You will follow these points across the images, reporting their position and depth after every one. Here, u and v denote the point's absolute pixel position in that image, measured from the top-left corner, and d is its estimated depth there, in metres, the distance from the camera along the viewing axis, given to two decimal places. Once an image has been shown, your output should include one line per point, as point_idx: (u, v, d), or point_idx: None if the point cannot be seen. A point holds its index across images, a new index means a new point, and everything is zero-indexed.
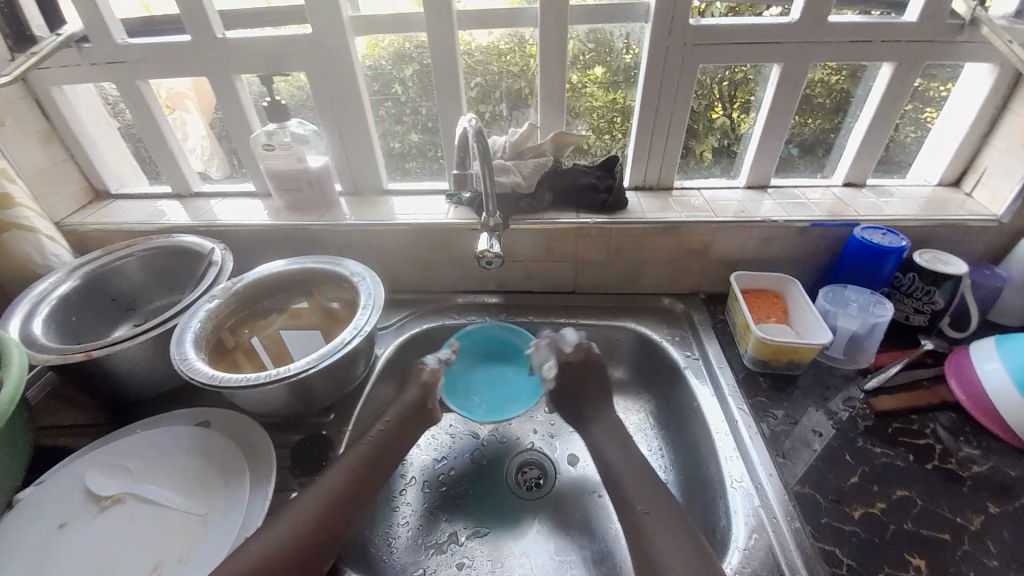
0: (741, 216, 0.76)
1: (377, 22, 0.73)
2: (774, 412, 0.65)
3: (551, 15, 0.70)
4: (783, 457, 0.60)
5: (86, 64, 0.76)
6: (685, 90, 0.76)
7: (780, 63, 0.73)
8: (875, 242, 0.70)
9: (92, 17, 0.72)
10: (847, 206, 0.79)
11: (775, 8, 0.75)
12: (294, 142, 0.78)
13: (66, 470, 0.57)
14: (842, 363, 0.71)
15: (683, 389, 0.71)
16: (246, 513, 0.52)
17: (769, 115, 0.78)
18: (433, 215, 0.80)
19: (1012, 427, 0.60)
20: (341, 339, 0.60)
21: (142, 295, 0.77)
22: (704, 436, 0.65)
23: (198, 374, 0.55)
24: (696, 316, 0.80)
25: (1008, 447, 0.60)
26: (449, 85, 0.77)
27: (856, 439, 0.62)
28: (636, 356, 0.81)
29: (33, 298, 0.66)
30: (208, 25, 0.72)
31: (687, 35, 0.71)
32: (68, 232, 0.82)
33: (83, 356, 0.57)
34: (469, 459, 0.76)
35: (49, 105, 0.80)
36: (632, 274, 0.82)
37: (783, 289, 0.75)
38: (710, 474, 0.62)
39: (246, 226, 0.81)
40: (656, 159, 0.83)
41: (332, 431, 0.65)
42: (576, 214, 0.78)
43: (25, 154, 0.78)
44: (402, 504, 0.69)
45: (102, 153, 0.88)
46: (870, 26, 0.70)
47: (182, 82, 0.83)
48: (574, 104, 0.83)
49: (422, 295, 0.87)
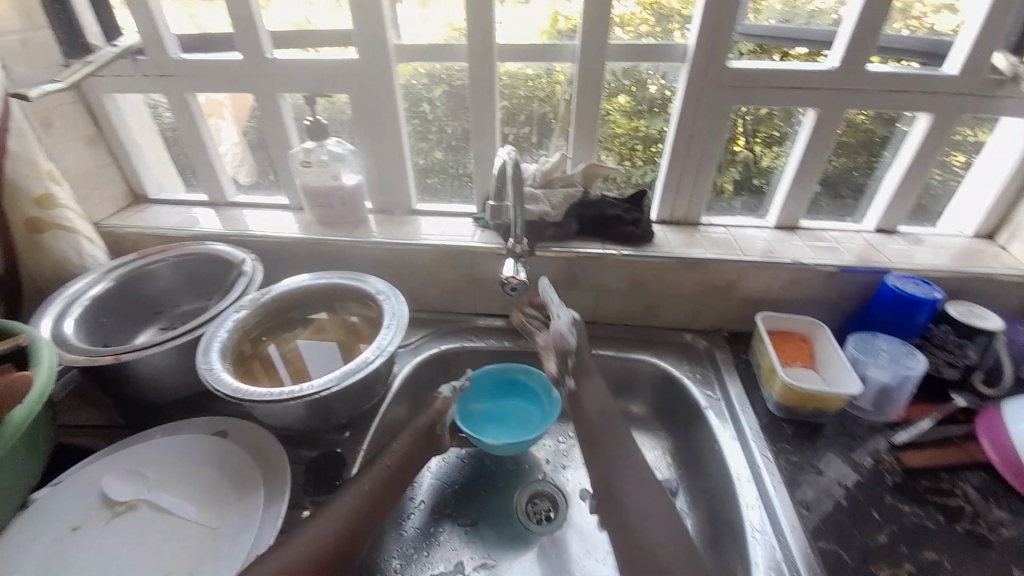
0: (768, 256, 0.75)
1: (420, 50, 0.76)
2: (797, 460, 0.63)
3: (590, 50, 0.72)
4: (808, 509, 0.58)
5: (138, 74, 0.80)
6: (720, 128, 0.76)
7: (815, 109, 0.74)
8: (908, 292, 0.69)
9: (152, 32, 0.76)
10: (877, 252, 0.78)
11: (802, 47, 0.75)
12: (331, 160, 0.81)
13: (84, 471, 0.57)
14: (871, 415, 0.69)
15: (704, 430, 0.69)
16: (259, 530, 0.52)
17: (801, 159, 0.78)
18: (460, 237, 0.81)
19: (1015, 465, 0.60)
20: (364, 359, 0.60)
21: (169, 299, 0.78)
22: (725, 481, 0.63)
23: (222, 386, 0.55)
24: (719, 355, 0.78)
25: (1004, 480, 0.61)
26: (485, 112, 0.78)
27: (883, 496, 0.60)
28: (656, 392, 0.79)
29: (68, 296, 0.67)
30: (259, 45, 0.75)
31: (723, 76, 0.72)
32: (106, 234, 0.85)
33: (111, 359, 0.57)
34: (478, 486, 0.74)
35: (99, 111, 0.83)
36: (654, 307, 0.81)
37: (810, 333, 0.73)
38: (730, 522, 0.60)
39: (277, 238, 0.82)
40: (684, 194, 0.83)
41: (348, 450, 0.64)
42: (602, 245, 0.78)
43: (72, 157, 0.81)
44: (408, 528, 0.68)
45: (144, 159, 0.91)
46: (907, 77, 0.71)
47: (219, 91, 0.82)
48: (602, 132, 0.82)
49: (442, 316, 0.87)
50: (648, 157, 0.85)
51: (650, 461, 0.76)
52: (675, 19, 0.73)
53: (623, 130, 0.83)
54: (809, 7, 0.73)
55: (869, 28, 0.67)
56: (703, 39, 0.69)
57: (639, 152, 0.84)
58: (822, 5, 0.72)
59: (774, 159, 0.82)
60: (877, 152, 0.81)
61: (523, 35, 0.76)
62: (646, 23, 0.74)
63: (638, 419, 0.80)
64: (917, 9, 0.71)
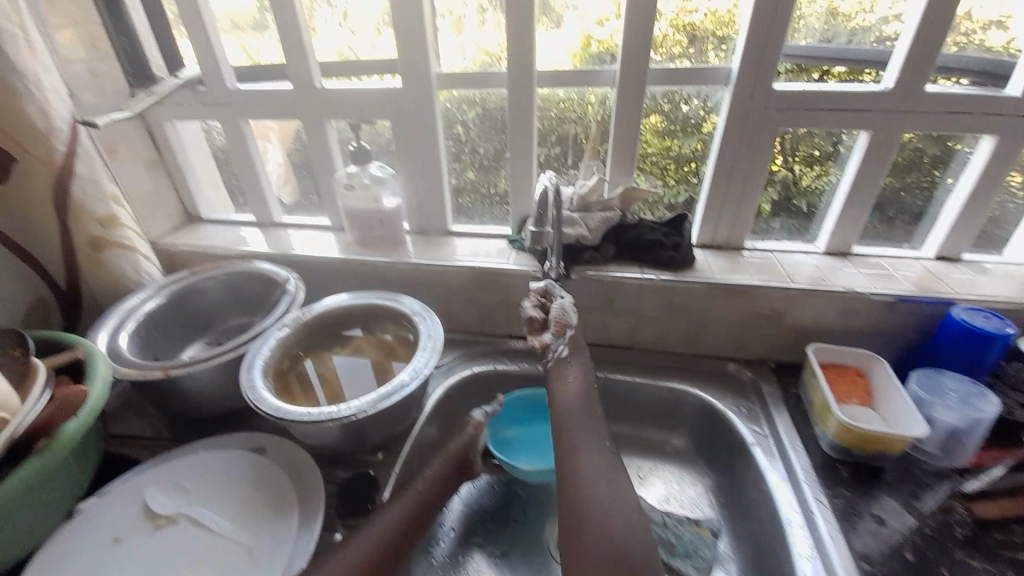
0: (818, 284, 0.71)
1: (461, 77, 0.78)
2: (855, 506, 0.59)
3: (631, 75, 0.72)
4: (868, 561, 0.53)
5: (197, 103, 0.84)
6: (765, 152, 0.74)
7: (869, 131, 0.71)
8: (977, 326, 0.64)
9: (211, 63, 0.81)
10: (939, 281, 0.73)
11: (843, 66, 0.72)
12: (372, 184, 0.83)
13: (128, 483, 0.59)
14: (938, 460, 0.63)
15: (750, 468, 0.65)
16: (291, 553, 0.52)
17: (853, 184, 0.74)
18: (495, 260, 0.81)
19: None
20: (400, 381, 0.60)
21: (216, 315, 0.81)
22: (774, 525, 0.59)
23: (263, 405, 0.56)
24: (765, 387, 0.74)
25: None
26: (523, 136, 0.79)
27: (953, 550, 0.55)
28: (697, 424, 0.76)
29: (124, 311, 0.71)
30: (309, 74, 0.79)
31: (769, 99, 0.70)
32: (161, 251, 0.89)
33: (162, 373, 0.60)
34: (509, 515, 0.72)
35: (160, 137, 0.89)
36: (695, 335, 0.78)
37: (866, 368, 0.69)
38: (782, 571, 0.56)
39: (318, 257, 0.85)
40: (727, 218, 0.80)
41: (381, 472, 0.64)
42: (640, 269, 0.76)
43: (134, 179, 0.86)
44: (437, 556, 0.66)
45: (199, 182, 0.96)
46: (970, 98, 0.67)
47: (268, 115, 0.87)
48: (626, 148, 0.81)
49: (476, 337, 0.87)
50: (679, 177, 0.83)
51: (689, 499, 0.72)
52: (707, 41, 0.72)
53: (654, 149, 0.81)
54: (851, 24, 0.70)
55: (927, 49, 0.64)
56: (748, 62, 0.68)
57: (670, 172, 0.83)
58: (866, 20, 0.69)
59: (815, 179, 0.79)
60: (928, 170, 0.76)
61: (556, 60, 0.76)
62: (679, 45, 0.73)
63: (676, 453, 0.77)
64: (966, 26, 0.66)
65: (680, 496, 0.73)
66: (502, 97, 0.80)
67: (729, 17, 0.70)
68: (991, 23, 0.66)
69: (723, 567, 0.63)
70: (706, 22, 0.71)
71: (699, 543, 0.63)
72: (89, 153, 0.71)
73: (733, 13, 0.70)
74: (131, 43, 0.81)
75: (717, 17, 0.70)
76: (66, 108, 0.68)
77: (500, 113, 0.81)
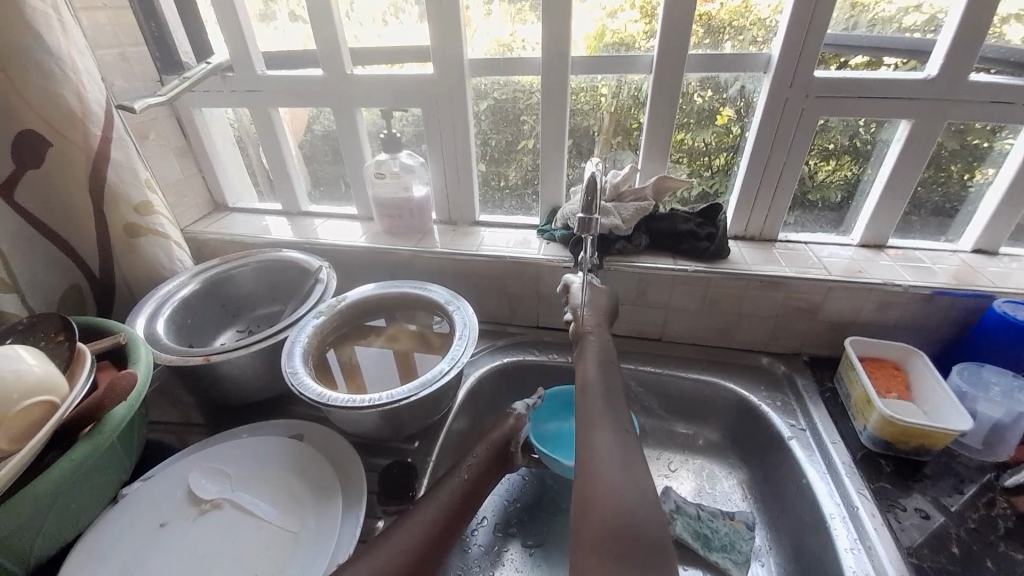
0: (855, 276, 0.71)
1: (492, 65, 0.77)
2: (899, 500, 0.58)
3: (668, 62, 0.70)
4: (916, 556, 0.53)
5: (227, 90, 0.84)
6: (800, 143, 0.73)
7: (910, 121, 0.69)
8: (1022, 319, 0.63)
9: (240, 51, 0.80)
10: (978, 274, 0.72)
11: (861, 56, 0.70)
12: (402, 172, 0.84)
13: (173, 469, 0.59)
14: (978, 454, 0.63)
15: (788, 462, 0.65)
16: (337, 539, 0.52)
17: (890, 175, 0.73)
18: (526, 250, 0.81)
19: None
20: (439, 370, 0.60)
21: (248, 302, 0.81)
22: (814, 519, 0.59)
23: (307, 390, 0.56)
24: (800, 380, 0.74)
25: None
26: (554, 126, 0.78)
27: (998, 543, 0.54)
28: (731, 418, 0.75)
29: (160, 298, 0.71)
30: (340, 61, 0.78)
31: (809, 88, 0.69)
32: (191, 239, 0.90)
33: (202, 360, 0.60)
34: (542, 505, 0.72)
35: (188, 126, 0.89)
36: (727, 327, 0.78)
37: (904, 361, 0.68)
38: (826, 564, 0.55)
39: (346, 246, 0.85)
40: (760, 209, 0.79)
41: (418, 459, 0.64)
42: (673, 260, 0.76)
43: (164, 167, 0.86)
44: (473, 545, 0.67)
45: (226, 171, 0.96)
46: (1014, 87, 0.65)
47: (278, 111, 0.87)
48: (637, 140, 0.81)
49: (504, 328, 0.87)
50: (694, 170, 0.83)
51: (723, 492, 0.72)
52: (724, 30, 0.71)
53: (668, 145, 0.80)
54: (874, 14, 0.67)
55: (972, 35, 0.63)
56: (787, 50, 0.67)
57: (686, 166, 0.82)
58: (886, 12, 0.67)
59: (832, 172, 0.78)
60: (946, 166, 0.74)
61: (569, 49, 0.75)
62: (694, 35, 0.71)
63: (709, 446, 0.77)
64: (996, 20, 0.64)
65: (713, 489, 0.73)
66: (515, 86, 0.79)
67: (744, 7, 0.69)
68: (1010, 16, 0.64)
69: (759, 560, 0.63)
70: (723, 12, 0.70)
71: (735, 536, 0.64)
72: (122, 138, 0.70)
73: (749, 3, 0.68)
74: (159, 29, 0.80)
75: (732, 9, 0.69)
76: (101, 93, 0.68)
77: (511, 104, 0.81)
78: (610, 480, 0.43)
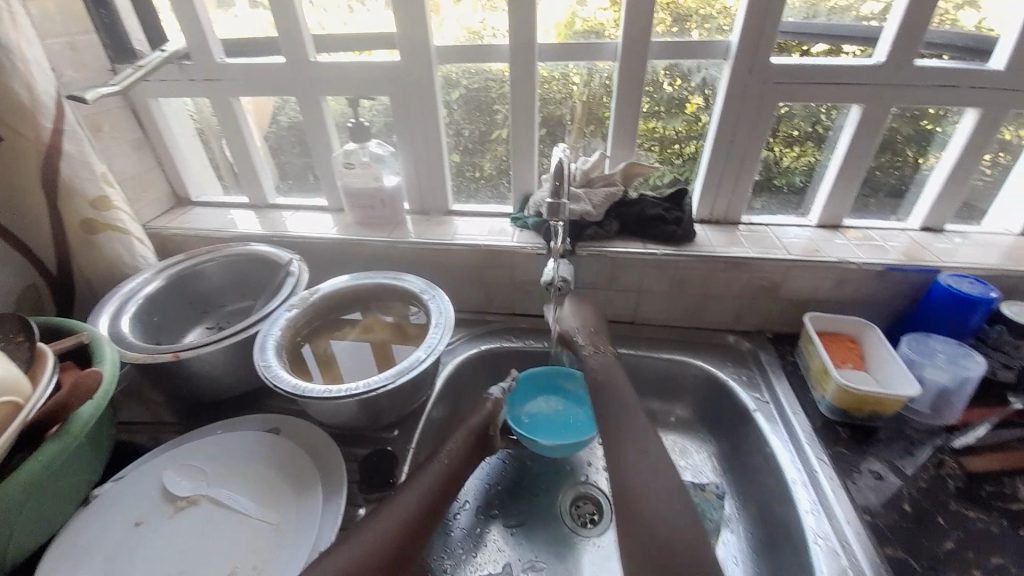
0: (814, 256, 0.74)
1: (459, 52, 0.76)
2: (856, 464, 0.62)
3: (633, 49, 0.72)
4: (870, 514, 0.57)
5: (185, 79, 0.81)
6: (760, 128, 0.75)
7: (861, 105, 0.72)
8: (964, 292, 0.67)
9: (198, 38, 0.78)
10: (925, 250, 0.76)
11: (822, 44, 0.73)
12: (372, 162, 0.82)
13: (145, 468, 0.58)
14: (927, 418, 0.67)
15: (753, 433, 0.68)
16: (319, 529, 0.52)
17: (845, 158, 0.77)
18: (499, 238, 0.81)
19: None
20: (415, 358, 0.60)
21: (217, 298, 0.80)
22: (778, 486, 0.62)
23: (281, 383, 0.56)
24: (764, 356, 0.77)
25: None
26: (525, 113, 0.79)
27: (947, 501, 0.58)
28: (700, 395, 0.78)
29: (123, 296, 0.69)
30: (303, 49, 0.76)
31: (767, 75, 0.71)
32: (152, 235, 0.87)
33: (172, 356, 0.59)
34: (522, 485, 0.74)
35: (145, 117, 0.86)
36: (696, 308, 0.80)
37: (859, 334, 0.72)
38: (789, 527, 0.59)
39: (318, 238, 0.83)
40: (724, 193, 0.82)
41: (398, 447, 0.64)
42: (643, 245, 0.78)
43: (120, 160, 0.83)
44: (456, 528, 0.68)
45: (187, 164, 0.93)
46: (956, 72, 0.69)
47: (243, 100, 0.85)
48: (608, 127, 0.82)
49: (481, 316, 0.87)
50: (665, 158, 0.85)
51: (695, 465, 0.75)
52: (691, 18, 0.73)
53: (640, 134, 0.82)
54: (830, 3, 0.70)
55: (916, 23, 0.66)
56: (746, 36, 0.69)
57: (656, 153, 0.84)
58: (843, 1, 0.70)
59: (795, 159, 0.81)
60: (901, 150, 0.79)
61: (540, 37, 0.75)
62: (662, 22, 0.73)
63: (680, 421, 0.80)
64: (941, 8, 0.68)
65: (685, 462, 0.76)
66: (488, 75, 0.79)
67: None
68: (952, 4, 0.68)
69: (729, 527, 0.67)
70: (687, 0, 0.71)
71: (706, 505, 0.68)
72: (75, 131, 0.68)
73: None
74: (110, 16, 0.77)
75: None
76: (51, 85, 0.65)
77: (484, 93, 0.81)
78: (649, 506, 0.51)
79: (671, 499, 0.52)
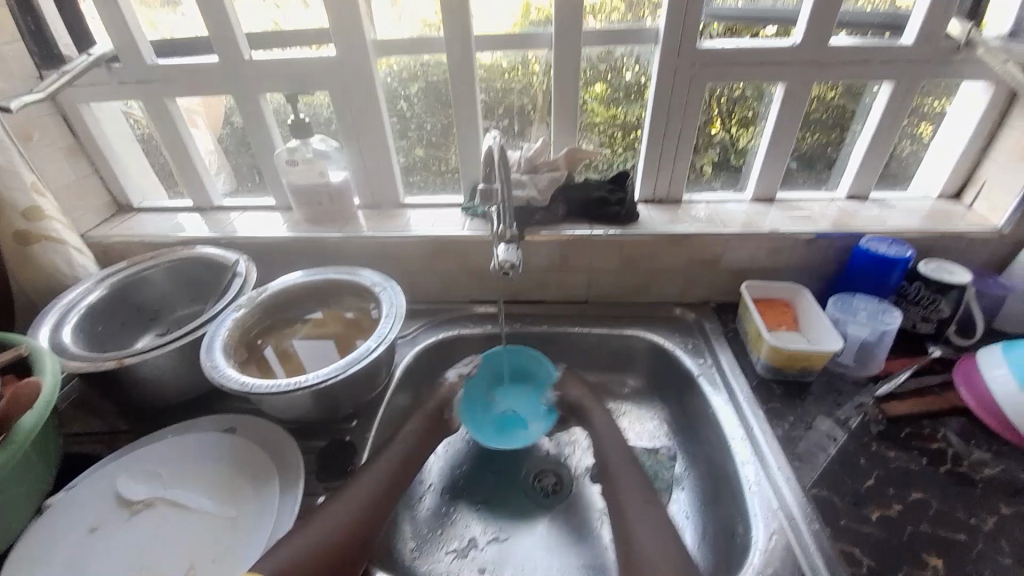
0: (749, 227, 0.78)
1: (398, 45, 0.77)
2: (789, 417, 0.66)
3: (566, 35, 0.73)
4: (800, 460, 0.61)
5: (116, 82, 0.79)
6: (693, 109, 0.78)
7: (784, 83, 0.76)
8: (882, 253, 0.72)
9: (125, 38, 0.75)
10: (852, 218, 0.81)
11: (772, 26, 0.77)
12: (316, 158, 0.82)
13: (96, 475, 0.58)
14: (855, 371, 0.72)
15: (697, 396, 0.73)
16: (277, 518, 0.53)
17: (774, 133, 0.80)
18: (450, 227, 0.83)
19: (1010, 423, 0.61)
20: (366, 348, 0.61)
21: (164, 305, 0.78)
22: (720, 443, 0.66)
23: (228, 381, 0.56)
24: (708, 325, 0.81)
25: (962, 416, 0.65)
26: (467, 102, 0.80)
27: (870, 443, 0.63)
28: (650, 365, 0.82)
29: (63, 307, 0.67)
30: (237, 46, 0.75)
31: (696, 57, 0.74)
32: (92, 244, 0.84)
33: (114, 364, 0.58)
34: (485, 463, 0.76)
35: (76, 122, 0.82)
36: (644, 284, 0.84)
37: (792, 298, 0.77)
38: (728, 479, 0.63)
39: (268, 238, 0.83)
40: (665, 173, 0.85)
41: (357, 437, 0.65)
42: (589, 226, 0.80)
43: (52, 169, 0.80)
44: (421, 510, 0.69)
45: (126, 170, 0.90)
46: (868, 48, 0.73)
47: (190, 100, 0.85)
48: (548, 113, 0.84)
49: (439, 305, 0.88)
50: (626, 145, 0.87)
51: (649, 431, 0.79)
52: (644, 6, 0.76)
53: (600, 118, 0.85)
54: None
55: (828, 4, 0.70)
56: (672, 20, 0.71)
57: (619, 141, 0.87)
58: None
59: (750, 140, 0.86)
60: (850, 128, 0.84)
61: (497, 26, 0.77)
62: (616, 11, 0.76)
63: (633, 391, 0.84)
64: None
65: (640, 429, 0.79)
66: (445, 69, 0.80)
67: None
68: None
69: (680, 486, 0.71)
70: None
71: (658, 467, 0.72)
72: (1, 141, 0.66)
73: None
74: (35, 21, 0.75)
75: None
76: None
77: (444, 87, 0.82)
78: (642, 538, 0.54)
79: (661, 533, 0.54)
